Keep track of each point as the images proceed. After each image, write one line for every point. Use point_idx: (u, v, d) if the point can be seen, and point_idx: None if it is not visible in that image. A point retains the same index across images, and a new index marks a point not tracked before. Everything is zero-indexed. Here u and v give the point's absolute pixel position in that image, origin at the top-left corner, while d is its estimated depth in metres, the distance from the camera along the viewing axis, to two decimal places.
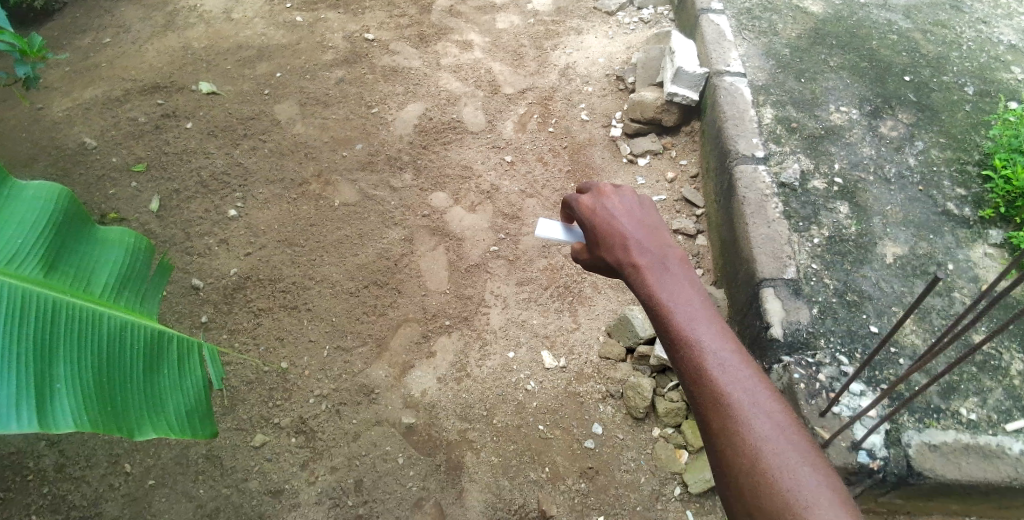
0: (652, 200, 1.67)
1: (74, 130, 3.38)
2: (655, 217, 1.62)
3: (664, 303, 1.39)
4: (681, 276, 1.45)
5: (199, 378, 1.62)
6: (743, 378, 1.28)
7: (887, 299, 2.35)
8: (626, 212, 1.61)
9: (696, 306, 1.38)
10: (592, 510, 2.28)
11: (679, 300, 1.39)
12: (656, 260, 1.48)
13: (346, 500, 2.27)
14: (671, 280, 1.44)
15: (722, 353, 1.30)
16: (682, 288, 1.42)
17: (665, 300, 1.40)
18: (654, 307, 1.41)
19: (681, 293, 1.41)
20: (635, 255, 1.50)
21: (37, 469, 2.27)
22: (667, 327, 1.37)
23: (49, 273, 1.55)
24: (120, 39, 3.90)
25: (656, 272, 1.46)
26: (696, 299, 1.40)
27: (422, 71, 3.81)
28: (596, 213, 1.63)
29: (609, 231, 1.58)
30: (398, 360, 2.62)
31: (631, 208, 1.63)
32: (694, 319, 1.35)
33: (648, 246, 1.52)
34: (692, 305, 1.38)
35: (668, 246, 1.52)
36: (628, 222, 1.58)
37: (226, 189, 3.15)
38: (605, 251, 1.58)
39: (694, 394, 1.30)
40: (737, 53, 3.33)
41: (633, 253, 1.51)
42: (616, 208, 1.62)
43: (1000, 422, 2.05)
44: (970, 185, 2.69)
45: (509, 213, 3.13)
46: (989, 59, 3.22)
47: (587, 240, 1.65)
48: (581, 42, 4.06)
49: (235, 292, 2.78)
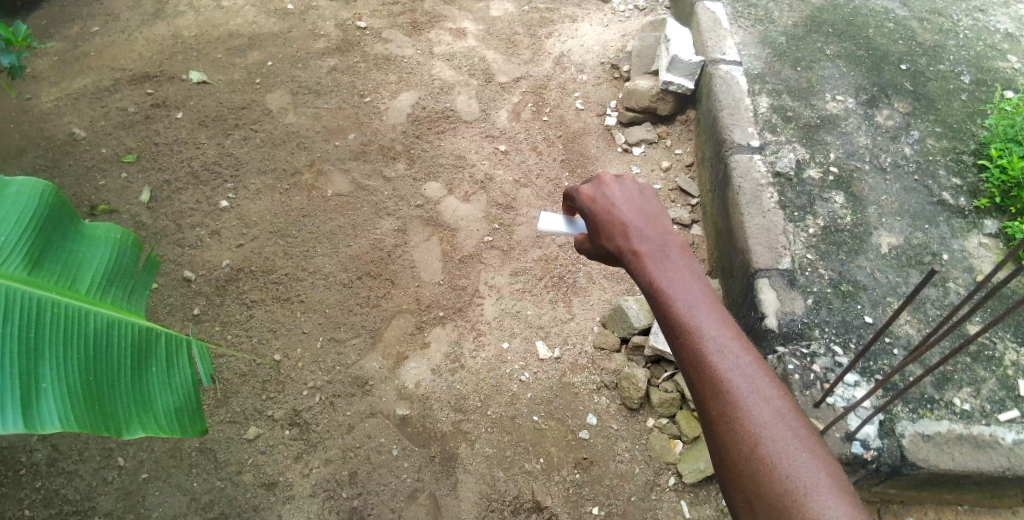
0: (653, 189, 1.65)
1: (63, 120, 3.33)
2: (656, 205, 1.60)
3: (664, 290, 1.38)
4: (681, 262, 1.43)
5: (189, 375, 1.64)
6: (744, 365, 1.26)
7: (882, 289, 2.35)
8: (627, 200, 1.60)
9: (697, 293, 1.37)
10: (587, 500, 2.29)
11: (679, 286, 1.38)
12: (657, 247, 1.47)
13: (341, 492, 2.27)
14: (671, 266, 1.43)
15: (722, 339, 1.29)
16: (682, 275, 1.41)
17: (666, 288, 1.39)
18: (655, 294, 1.40)
19: (681, 280, 1.39)
20: (635, 242, 1.49)
21: (29, 463, 2.25)
22: (667, 315, 1.35)
23: (34, 270, 1.53)
24: (109, 28, 3.84)
25: (656, 259, 1.45)
26: (697, 286, 1.38)
27: (415, 60, 3.77)
28: (597, 203, 1.62)
29: (610, 219, 1.57)
30: (392, 351, 2.61)
31: (631, 195, 1.61)
32: (694, 305, 1.34)
33: (648, 233, 1.51)
34: (692, 292, 1.37)
35: (668, 233, 1.51)
36: (629, 209, 1.57)
37: (218, 180, 3.12)
38: (606, 238, 1.57)
39: (694, 382, 1.29)
40: (733, 41, 3.30)
41: (634, 240, 1.50)
42: (616, 195, 1.61)
43: (994, 413, 2.05)
44: (966, 174, 2.68)
45: (503, 203, 3.11)
46: (985, 47, 3.20)
47: (589, 229, 1.65)
48: (576, 30, 4.02)
49: (228, 284, 2.76)
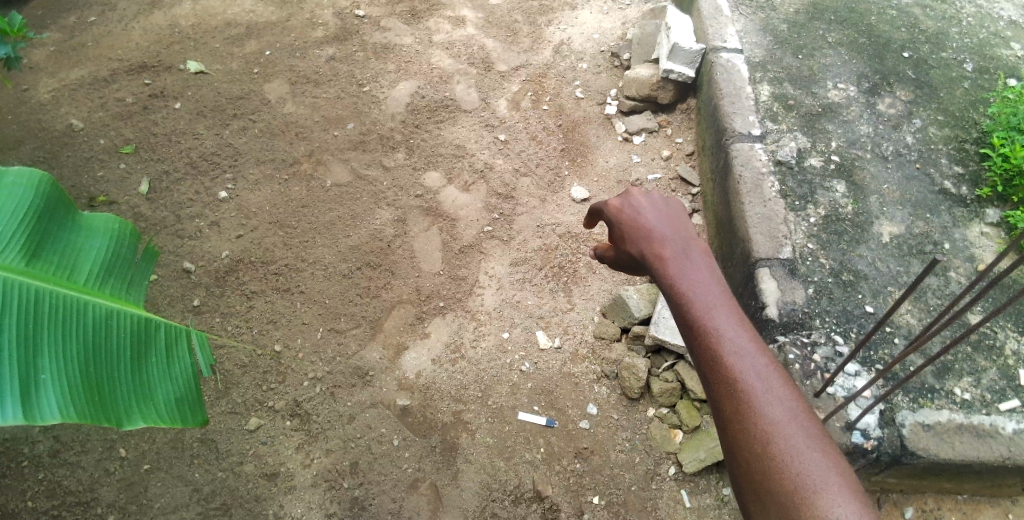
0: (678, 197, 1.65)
1: (60, 111, 3.31)
2: (681, 211, 1.59)
3: (684, 292, 1.38)
4: (703, 265, 1.43)
5: (188, 365, 1.65)
6: (760, 365, 1.26)
7: (883, 279, 2.35)
8: (651, 205, 1.59)
9: (717, 295, 1.36)
10: (587, 490, 2.30)
11: (699, 286, 1.38)
12: (679, 250, 1.47)
13: (342, 483, 2.27)
14: (692, 268, 1.42)
15: (739, 339, 1.29)
16: (703, 277, 1.40)
17: (686, 289, 1.38)
18: (675, 296, 1.39)
19: (702, 282, 1.39)
20: (658, 246, 1.49)
21: (32, 455, 2.26)
22: (686, 316, 1.35)
23: (31, 262, 1.53)
24: (106, 17, 3.81)
25: (679, 262, 1.44)
26: (718, 289, 1.38)
27: (414, 48, 3.74)
28: (621, 210, 1.63)
29: (634, 224, 1.57)
30: (392, 341, 2.61)
31: (657, 203, 1.61)
32: (713, 306, 1.34)
33: (671, 236, 1.50)
34: (712, 294, 1.36)
35: (692, 237, 1.50)
36: (653, 214, 1.57)
37: (217, 170, 3.11)
38: (629, 243, 1.56)
39: (710, 382, 1.29)
40: (734, 29, 3.26)
41: (657, 244, 1.50)
42: (640, 201, 1.61)
43: (994, 402, 2.05)
44: (967, 163, 2.67)
45: (503, 193, 3.10)
46: (988, 35, 3.18)
47: (613, 234, 1.66)
48: (576, 17, 3.99)
49: (228, 275, 2.75)
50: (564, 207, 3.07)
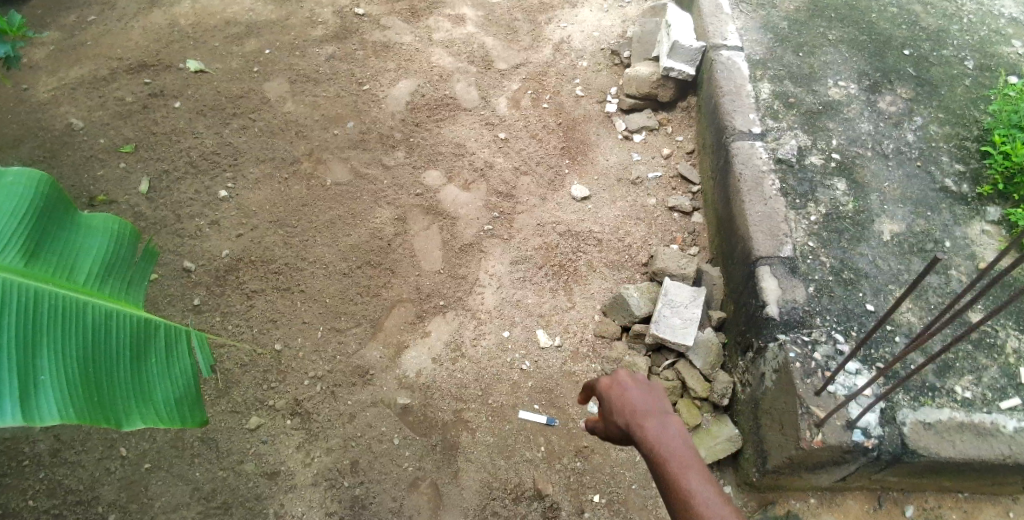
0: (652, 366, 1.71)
1: (60, 110, 3.31)
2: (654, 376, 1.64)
3: (656, 456, 1.40)
4: (674, 425, 1.45)
5: (188, 366, 1.65)
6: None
7: (884, 277, 2.34)
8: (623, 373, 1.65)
9: (687, 455, 1.37)
10: (588, 488, 2.30)
11: (669, 447, 1.40)
12: (650, 413, 1.50)
13: (343, 482, 2.27)
14: (663, 429, 1.44)
15: (709, 494, 1.28)
16: (673, 437, 1.42)
17: (657, 453, 1.40)
18: (649, 462, 1.40)
19: (671, 444, 1.40)
20: (630, 410, 1.53)
21: (32, 454, 2.26)
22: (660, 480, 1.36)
23: (30, 262, 1.53)
24: (105, 16, 3.80)
25: (649, 424, 1.47)
26: (689, 449, 1.38)
27: (414, 46, 3.74)
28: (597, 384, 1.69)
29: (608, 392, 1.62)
30: (392, 340, 2.61)
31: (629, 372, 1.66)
32: (683, 468, 1.34)
33: (642, 398, 1.54)
34: (682, 455, 1.37)
35: (664, 400, 1.54)
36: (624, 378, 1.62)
37: (217, 169, 3.11)
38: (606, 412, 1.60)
39: None
40: (734, 27, 3.26)
41: (629, 408, 1.53)
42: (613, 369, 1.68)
43: (995, 400, 2.05)
44: (968, 161, 2.67)
45: (503, 191, 3.10)
46: (989, 32, 3.17)
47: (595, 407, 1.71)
48: (576, 15, 3.98)
49: (228, 274, 2.75)
50: (564, 206, 3.06)
